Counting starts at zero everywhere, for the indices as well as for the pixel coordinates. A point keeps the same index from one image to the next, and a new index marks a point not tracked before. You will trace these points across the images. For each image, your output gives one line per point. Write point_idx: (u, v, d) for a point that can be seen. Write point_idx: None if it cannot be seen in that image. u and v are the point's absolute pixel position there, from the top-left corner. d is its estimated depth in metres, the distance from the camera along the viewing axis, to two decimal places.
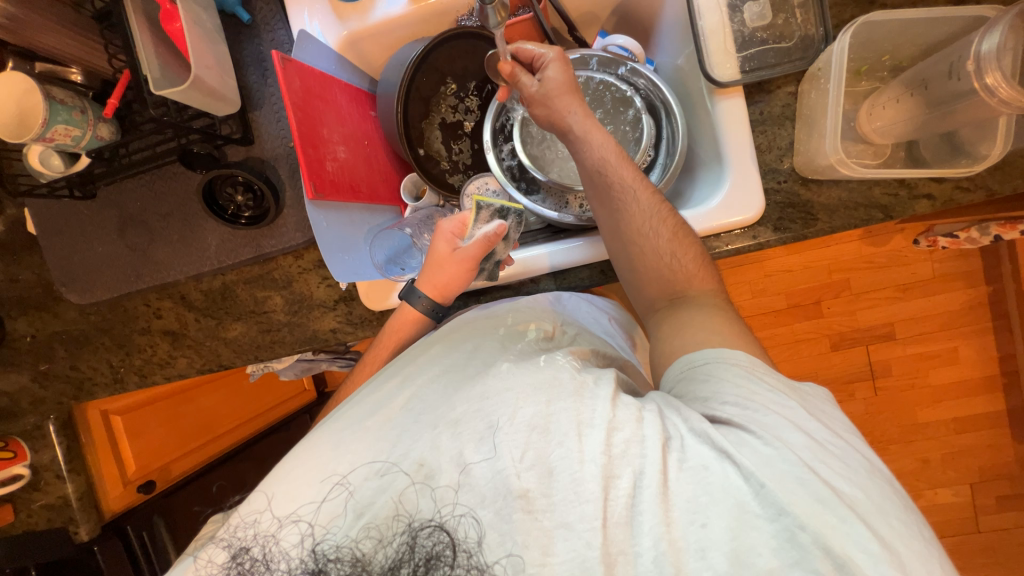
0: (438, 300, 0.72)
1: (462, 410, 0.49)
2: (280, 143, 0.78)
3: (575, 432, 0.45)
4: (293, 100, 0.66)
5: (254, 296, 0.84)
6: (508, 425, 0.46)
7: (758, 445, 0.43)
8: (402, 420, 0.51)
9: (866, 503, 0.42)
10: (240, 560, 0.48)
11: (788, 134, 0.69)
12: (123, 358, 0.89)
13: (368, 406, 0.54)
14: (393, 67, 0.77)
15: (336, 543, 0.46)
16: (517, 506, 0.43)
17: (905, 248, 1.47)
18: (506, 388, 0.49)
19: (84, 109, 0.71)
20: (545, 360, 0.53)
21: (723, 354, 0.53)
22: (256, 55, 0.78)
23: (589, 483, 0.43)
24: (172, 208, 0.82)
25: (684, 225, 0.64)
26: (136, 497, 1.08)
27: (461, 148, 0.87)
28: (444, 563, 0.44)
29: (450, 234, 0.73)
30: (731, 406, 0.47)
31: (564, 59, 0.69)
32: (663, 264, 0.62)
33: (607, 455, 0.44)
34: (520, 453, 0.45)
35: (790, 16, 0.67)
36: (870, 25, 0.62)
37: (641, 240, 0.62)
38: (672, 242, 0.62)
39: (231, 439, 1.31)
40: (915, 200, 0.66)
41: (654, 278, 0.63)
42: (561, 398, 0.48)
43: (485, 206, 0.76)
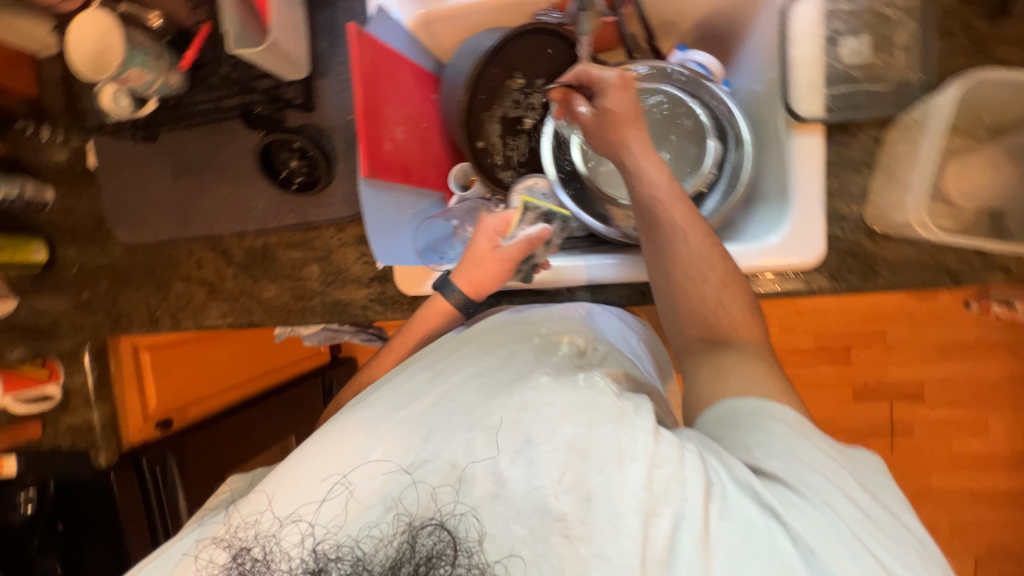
0: (472, 296, 0.71)
1: (500, 417, 0.49)
2: (340, 114, 0.78)
3: (614, 461, 0.45)
4: (362, 75, 0.65)
5: (292, 261, 0.84)
6: (547, 442, 0.46)
7: (809, 511, 0.42)
8: (434, 416, 0.51)
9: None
10: (240, 560, 0.49)
11: (863, 182, 0.66)
12: (161, 299, 0.92)
13: (400, 397, 0.55)
14: (465, 55, 0.76)
15: (336, 542, 0.47)
16: (553, 529, 0.43)
17: (950, 307, 1.41)
18: (545, 403, 0.49)
19: (160, 56, 0.73)
20: (583, 380, 0.53)
21: (769, 407, 0.50)
22: (329, 23, 0.78)
23: (628, 517, 0.43)
24: (227, 163, 0.84)
25: (734, 272, 0.62)
26: (153, 434, 1.11)
27: (517, 144, 0.84)
28: (444, 562, 0.45)
29: (493, 232, 0.72)
30: (776, 461, 0.46)
31: (625, 87, 0.66)
32: (707, 310, 0.60)
33: (648, 491, 0.44)
34: (559, 474, 0.45)
35: (890, 57, 0.63)
36: (982, 83, 0.58)
37: (687, 284, 0.61)
38: (720, 289, 0.60)
39: (241, 392, 1.35)
40: (989, 271, 0.62)
41: (696, 320, 0.60)
42: (602, 422, 0.47)
43: (532, 207, 0.76)
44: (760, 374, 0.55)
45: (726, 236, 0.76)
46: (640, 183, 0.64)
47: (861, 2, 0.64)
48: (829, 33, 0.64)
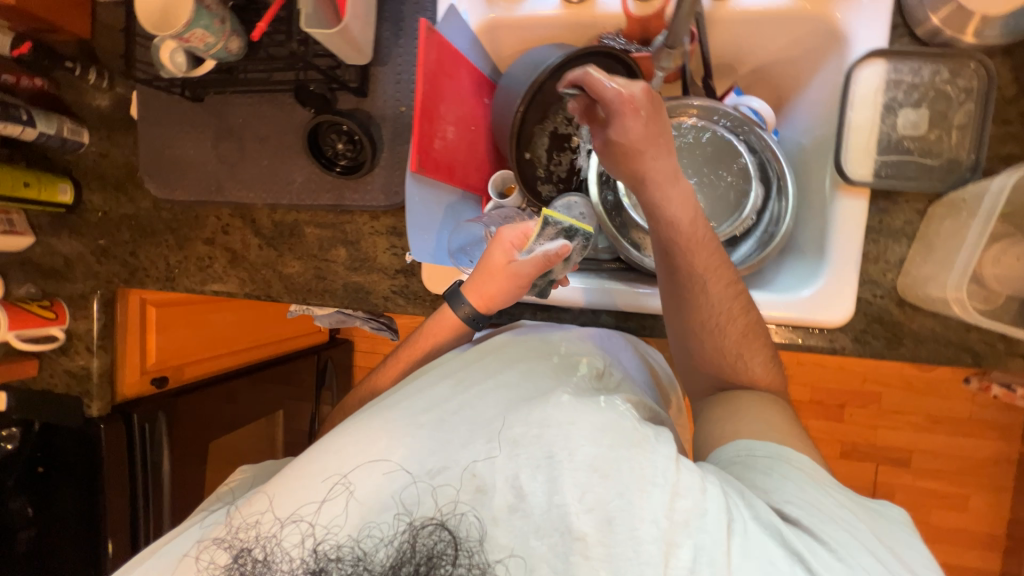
0: (482, 310, 0.70)
1: (520, 431, 0.50)
2: (392, 104, 0.79)
3: (637, 487, 0.45)
4: (426, 71, 0.66)
5: (320, 241, 0.84)
6: (569, 460, 0.47)
7: (833, 562, 0.42)
8: (440, 421, 0.53)
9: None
10: (240, 562, 0.49)
11: (901, 251, 0.67)
12: (181, 259, 0.91)
13: (418, 400, 0.56)
14: (526, 66, 0.75)
15: (337, 543, 0.48)
16: (574, 547, 0.45)
17: (948, 381, 1.42)
18: (569, 421, 0.49)
19: (224, 19, 0.72)
20: (605, 403, 0.52)
21: (785, 453, 0.51)
22: (396, 13, 0.78)
23: (649, 545, 0.43)
24: (270, 134, 0.83)
25: (757, 322, 0.63)
26: (147, 389, 1.10)
27: (561, 160, 0.84)
28: (444, 563, 0.47)
29: (509, 244, 0.68)
30: (795, 506, 0.46)
31: (638, 112, 0.59)
32: (725, 359, 0.62)
33: (669, 521, 0.44)
34: (583, 493, 0.46)
35: (945, 134, 0.64)
36: None
37: (705, 332, 0.62)
38: (739, 338, 0.62)
39: (232, 360, 1.36)
40: (1010, 357, 0.63)
41: (712, 364, 0.63)
42: (623, 446, 0.47)
43: (553, 222, 0.66)
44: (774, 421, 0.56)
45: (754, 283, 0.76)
46: (661, 223, 0.62)
47: (926, 75, 0.64)
48: (890, 100, 0.65)
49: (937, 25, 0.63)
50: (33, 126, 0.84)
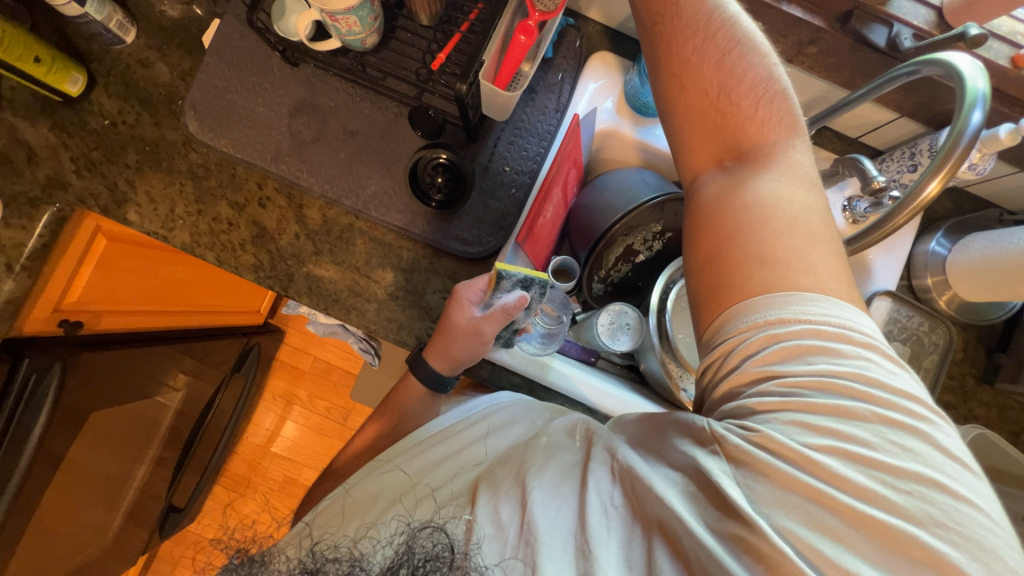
0: (449, 371, 0.73)
1: (495, 464, 0.59)
2: (497, 159, 0.79)
3: (594, 493, 0.51)
4: (559, 156, 0.73)
5: (368, 256, 0.79)
6: (533, 475, 0.53)
7: (773, 458, 0.45)
8: (431, 455, 0.65)
9: (907, 499, 0.43)
10: (237, 558, 0.50)
11: None
12: (192, 213, 0.78)
13: (420, 442, 0.67)
14: (625, 181, 0.83)
15: (336, 545, 0.53)
16: (543, 546, 0.47)
17: None
18: (539, 448, 0.58)
19: (377, 18, 0.69)
20: (580, 441, 0.58)
21: (756, 308, 0.48)
22: (532, 84, 0.81)
23: (601, 533, 0.48)
24: (361, 131, 0.79)
25: (735, 57, 0.54)
26: (52, 330, 0.88)
27: (620, 268, 0.88)
28: (442, 563, 0.46)
29: (466, 301, 0.70)
30: (751, 397, 0.48)
31: None
32: (711, 93, 0.54)
33: (610, 514, 0.49)
34: (546, 502, 0.50)
35: (918, 372, 0.80)
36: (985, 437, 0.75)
37: (686, 62, 0.55)
38: (719, 85, 0.54)
39: (165, 322, 1.18)
40: None
41: (698, 114, 0.55)
42: (574, 464, 0.54)
43: (507, 276, 0.66)
44: (763, 244, 0.49)
45: None
46: None
47: (915, 322, 0.81)
48: (888, 331, 0.81)
49: (929, 285, 0.83)
50: (80, 4, 0.71)
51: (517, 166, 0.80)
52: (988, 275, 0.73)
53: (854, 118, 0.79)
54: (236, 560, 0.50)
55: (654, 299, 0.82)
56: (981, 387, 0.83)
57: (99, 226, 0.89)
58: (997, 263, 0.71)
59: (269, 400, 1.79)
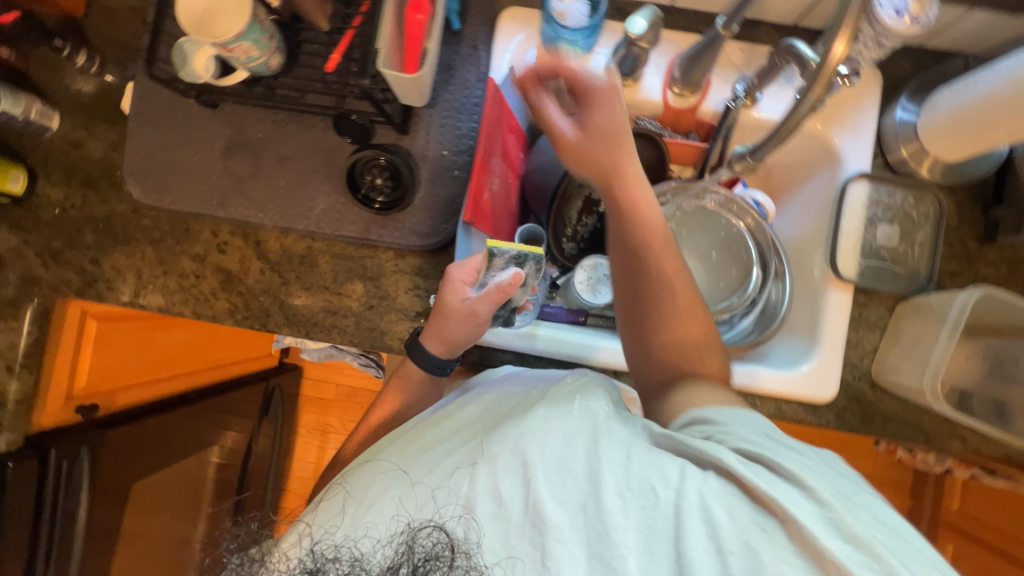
0: (445, 353, 0.74)
1: (494, 445, 0.55)
2: (434, 146, 0.79)
3: (602, 470, 0.50)
4: (490, 123, 0.69)
5: (335, 273, 0.79)
6: (532, 458, 0.52)
7: (786, 486, 0.47)
8: (428, 441, 0.62)
9: (894, 527, 0.46)
10: (241, 559, 0.55)
11: (874, 341, 0.78)
12: (159, 275, 0.80)
13: (416, 438, 0.63)
14: None
15: (336, 543, 0.55)
16: (538, 533, 0.50)
17: (861, 444, 1.69)
18: (542, 428, 0.54)
19: (273, 36, 0.69)
20: (579, 406, 0.56)
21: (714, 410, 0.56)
22: (448, 62, 0.79)
23: (613, 514, 0.48)
24: (294, 154, 0.79)
25: (710, 320, 0.68)
26: (71, 418, 0.93)
27: (587, 221, 0.86)
28: (441, 563, 0.51)
29: (460, 282, 0.69)
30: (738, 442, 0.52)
31: None
32: (670, 340, 0.66)
33: (620, 495, 0.49)
34: (553, 488, 0.51)
35: (911, 248, 0.77)
36: (990, 296, 0.70)
37: (640, 289, 0.67)
38: (703, 341, 0.66)
39: (187, 384, 1.22)
40: (952, 439, 0.76)
41: (663, 351, 0.66)
42: (582, 440, 0.52)
43: (499, 253, 0.66)
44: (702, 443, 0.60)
45: (750, 356, 0.83)
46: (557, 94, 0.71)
47: (898, 199, 0.78)
48: (871, 215, 0.77)
49: (905, 157, 0.78)
50: None
51: (454, 147, 0.79)
52: (960, 130, 0.69)
53: (783, 4, 0.75)
54: (239, 560, 0.55)
55: None
56: (984, 248, 0.78)
57: (88, 314, 0.91)
58: (968, 115, 0.67)
59: (306, 434, 1.85)
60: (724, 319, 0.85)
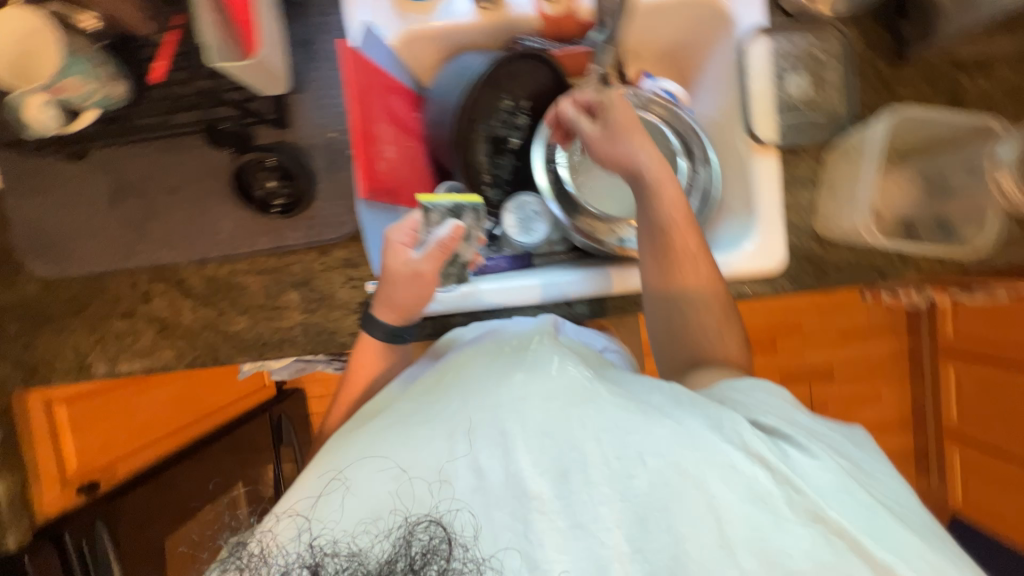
0: (400, 319, 0.70)
1: (477, 417, 0.53)
2: (319, 132, 0.74)
3: (587, 436, 0.50)
4: (355, 92, 0.64)
5: (266, 289, 0.77)
6: (519, 435, 0.51)
7: (800, 458, 0.50)
8: (411, 414, 0.57)
9: (894, 498, 0.51)
10: (239, 557, 0.53)
11: (810, 196, 0.77)
12: (95, 342, 0.78)
13: (400, 412, 0.59)
14: (451, 78, 0.77)
15: (333, 538, 0.51)
16: (531, 506, 0.49)
17: (848, 300, 1.73)
18: (520, 397, 0.53)
19: (105, 63, 0.64)
20: (557, 369, 0.55)
21: (766, 386, 0.59)
22: (304, 39, 0.74)
23: (600, 486, 0.49)
24: (181, 182, 0.75)
25: (733, 309, 0.70)
26: (75, 500, 0.95)
27: (502, 162, 0.83)
28: (439, 556, 0.49)
29: (400, 246, 0.66)
30: (769, 418, 0.54)
31: None
32: (696, 325, 0.68)
33: (615, 459, 0.49)
34: (535, 457, 0.50)
35: (825, 92, 0.75)
36: (907, 116, 0.68)
37: (672, 290, 0.68)
38: (722, 321, 0.67)
39: (195, 431, 1.23)
40: (906, 268, 0.76)
41: (681, 336, 0.68)
42: (574, 404, 0.52)
43: (434, 207, 0.71)
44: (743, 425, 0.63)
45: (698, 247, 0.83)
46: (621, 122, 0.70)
47: (800, 43, 0.74)
48: (778, 69, 0.74)
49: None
50: None
51: (340, 126, 0.75)
52: None
53: None
54: (242, 561, 0.52)
55: (542, 180, 0.80)
56: (898, 69, 0.76)
57: (52, 406, 0.92)
58: None
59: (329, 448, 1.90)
60: None
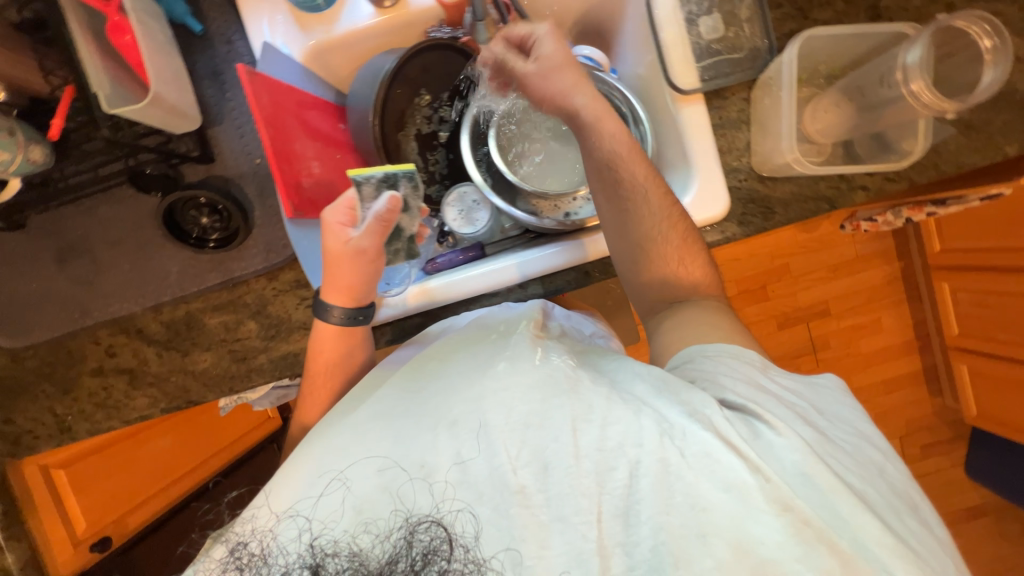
0: (351, 304, 0.68)
1: (458, 410, 0.52)
2: (245, 160, 0.75)
3: (568, 428, 0.50)
4: (264, 115, 0.64)
5: (224, 323, 0.78)
6: (502, 425, 0.50)
7: (770, 438, 0.50)
8: (405, 409, 0.55)
9: (864, 477, 0.51)
10: (237, 556, 0.50)
11: (744, 136, 0.75)
12: (70, 404, 0.79)
13: (396, 403, 0.56)
14: (367, 81, 0.75)
15: (335, 537, 0.49)
16: (513, 501, 0.48)
17: (832, 232, 1.70)
18: (501, 388, 0.52)
19: (13, 131, 0.63)
20: (540, 359, 0.55)
21: (738, 353, 0.59)
22: (211, 69, 0.74)
23: (583, 477, 0.49)
24: (122, 234, 0.76)
25: (694, 233, 0.69)
26: (90, 558, 1.00)
27: (436, 157, 0.85)
28: (441, 557, 0.47)
29: (339, 226, 0.66)
30: (740, 392, 0.54)
31: None
32: (669, 270, 0.68)
33: (599, 450, 0.49)
34: (517, 450, 0.49)
35: (739, 29, 0.74)
36: (811, 39, 0.71)
37: (645, 239, 0.67)
38: (686, 254, 0.68)
39: (205, 472, 1.23)
40: (853, 192, 0.73)
41: (658, 283, 0.69)
42: (556, 395, 0.51)
43: (366, 179, 0.68)
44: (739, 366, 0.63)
45: None
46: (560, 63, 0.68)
47: None
48: (687, 15, 0.73)
49: None
50: None
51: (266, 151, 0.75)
52: None
53: None
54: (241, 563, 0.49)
55: (477, 175, 0.79)
56: None
57: (52, 471, 0.96)
58: None
59: None
60: None
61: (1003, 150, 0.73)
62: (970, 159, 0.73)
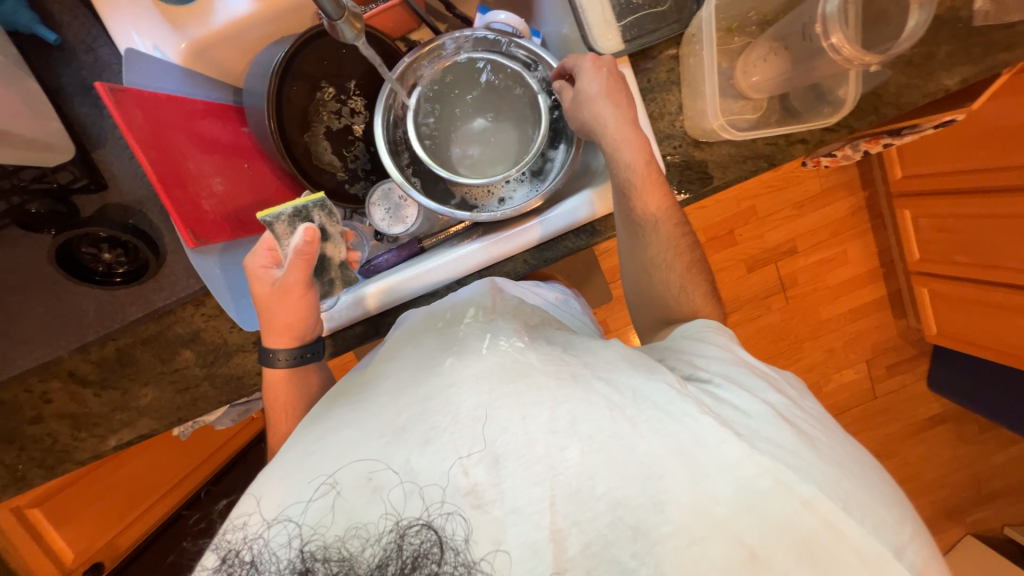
0: (296, 342, 0.67)
1: (407, 415, 0.47)
2: (141, 182, 0.70)
3: (517, 415, 0.45)
4: (140, 137, 0.58)
5: (158, 356, 0.75)
6: (452, 426, 0.45)
7: (732, 401, 0.50)
8: (377, 403, 0.50)
9: (825, 435, 0.52)
10: (228, 563, 0.44)
11: (676, 99, 0.71)
12: (17, 454, 0.76)
13: (381, 399, 0.50)
14: (258, 78, 0.71)
15: (325, 542, 0.43)
16: (465, 502, 0.43)
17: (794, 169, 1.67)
18: (450, 386, 0.47)
19: None
20: (487, 348, 0.51)
21: (714, 326, 0.61)
22: (80, 83, 0.68)
23: (536, 465, 0.44)
24: (27, 277, 0.71)
25: (698, 258, 0.68)
26: None
27: (356, 153, 0.81)
28: (430, 562, 0.41)
29: (263, 268, 0.63)
30: (713, 365, 0.55)
31: None
32: (670, 295, 0.67)
33: (551, 432, 0.45)
34: (465, 446, 0.44)
35: None
36: None
37: (650, 268, 0.68)
38: (684, 276, 0.66)
39: (193, 481, 1.21)
40: (792, 146, 0.70)
41: (656, 303, 0.69)
42: (504, 383, 0.47)
43: (276, 217, 0.63)
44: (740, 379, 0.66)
45: (587, 180, 0.76)
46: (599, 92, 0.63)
47: None
48: None
49: None
50: None
51: None
52: None
53: None
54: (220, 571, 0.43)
55: (392, 170, 0.72)
56: None
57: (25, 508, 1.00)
58: None
59: None
60: (539, 161, 0.78)
61: (944, 84, 0.69)
62: (911, 96, 0.69)
